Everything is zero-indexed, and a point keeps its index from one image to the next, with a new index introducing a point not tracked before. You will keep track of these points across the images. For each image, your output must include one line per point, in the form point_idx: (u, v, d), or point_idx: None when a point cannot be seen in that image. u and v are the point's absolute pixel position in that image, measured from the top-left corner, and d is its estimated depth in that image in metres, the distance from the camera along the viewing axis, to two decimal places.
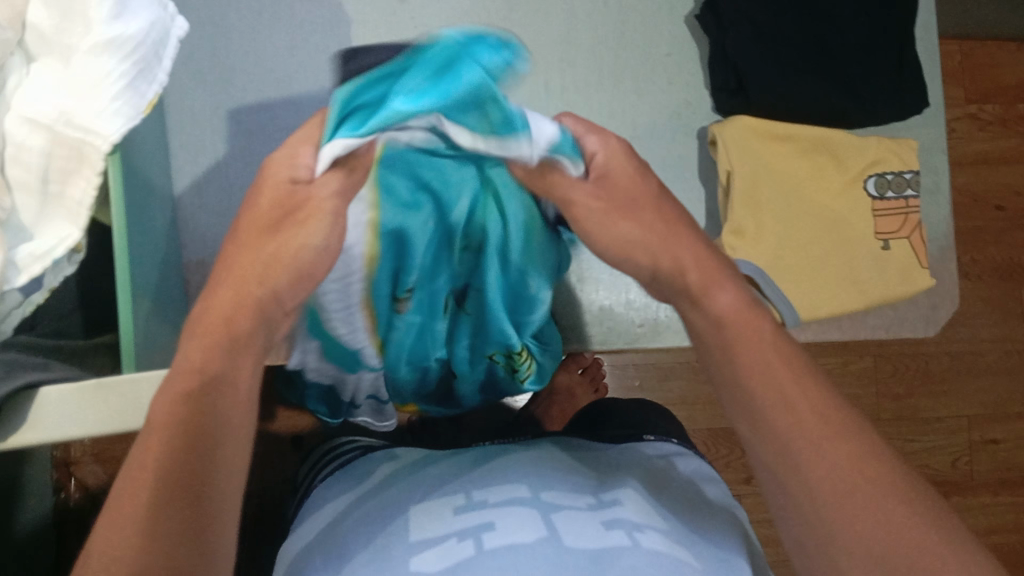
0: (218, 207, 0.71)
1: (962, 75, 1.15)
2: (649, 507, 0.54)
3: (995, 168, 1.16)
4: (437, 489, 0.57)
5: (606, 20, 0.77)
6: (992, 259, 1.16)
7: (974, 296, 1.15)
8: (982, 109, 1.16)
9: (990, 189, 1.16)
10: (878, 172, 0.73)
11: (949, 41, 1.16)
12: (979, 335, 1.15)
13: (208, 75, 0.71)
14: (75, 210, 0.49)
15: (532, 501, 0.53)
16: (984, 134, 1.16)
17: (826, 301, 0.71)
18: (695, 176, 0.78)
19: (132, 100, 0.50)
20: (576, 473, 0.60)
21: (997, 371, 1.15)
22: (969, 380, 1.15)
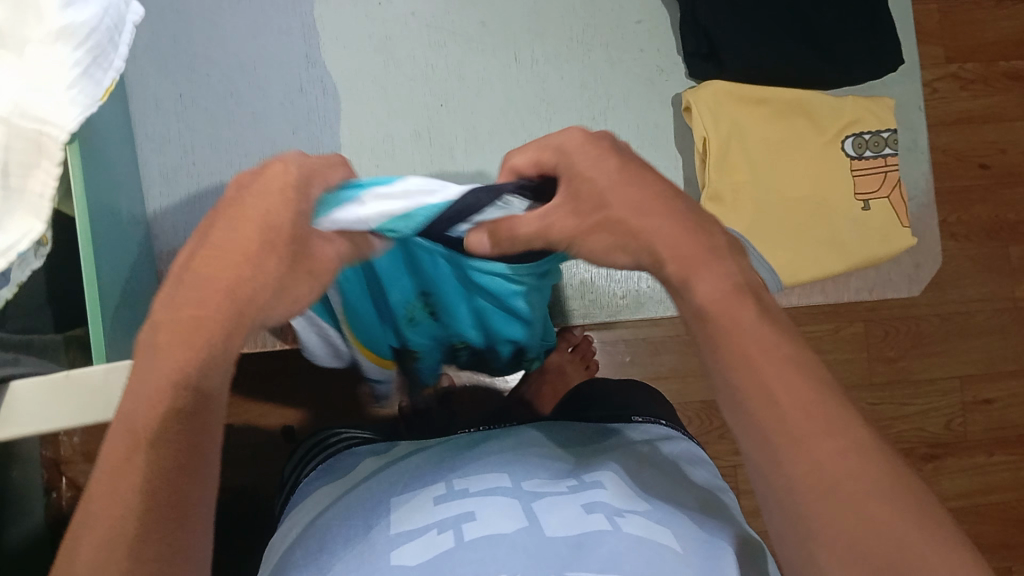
0: (187, 198, 0.69)
1: (943, 34, 1.15)
2: (629, 489, 0.54)
3: (979, 127, 1.15)
4: (418, 481, 0.57)
5: None
6: (977, 218, 1.15)
7: (962, 255, 1.15)
8: (963, 68, 1.15)
9: (974, 148, 1.15)
10: (856, 132, 0.72)
11: (927, 1, 1.15)
12: (968, 294, 1.15)
13: (170, 64, 0.70)
14: (34, 202, 0.48)
15: (512, 491, 0.53)
16: (967, 93, 1.15)
17: (805, 266, 0.71)
18: (672, 143, 0.77)
19: (87, 89, 0.50)
20: (558, 462, 0.60)
21: (987, 329, 1.15)
22: (959, 341, 1.15)
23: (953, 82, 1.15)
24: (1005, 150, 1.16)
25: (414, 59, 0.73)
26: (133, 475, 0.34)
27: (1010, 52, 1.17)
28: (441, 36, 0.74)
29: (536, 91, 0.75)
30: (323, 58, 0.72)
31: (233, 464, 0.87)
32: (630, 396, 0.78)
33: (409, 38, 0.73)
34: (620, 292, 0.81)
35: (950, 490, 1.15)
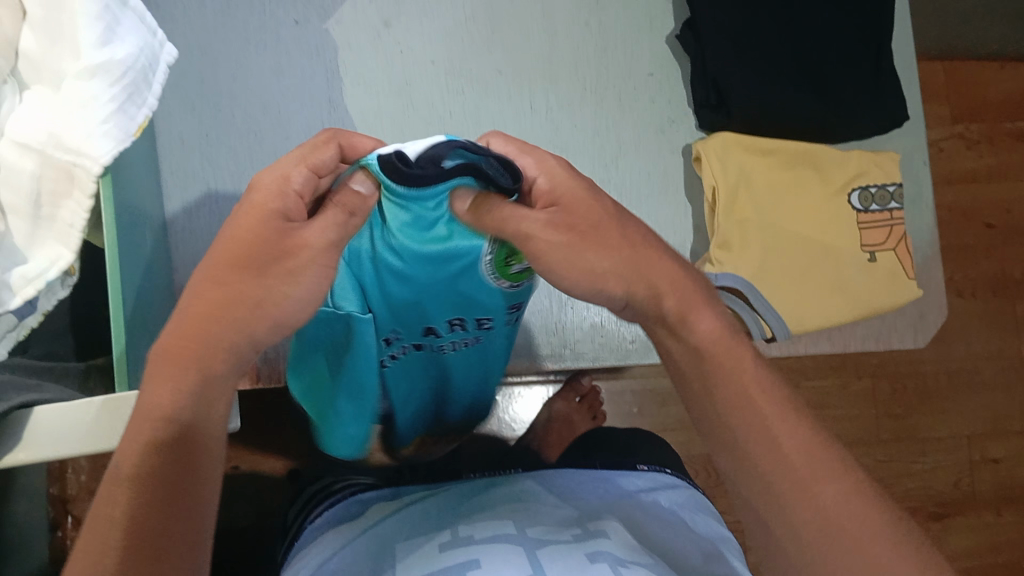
0: (205, 234, 0.71)
1: (948, 94, 1.17)
2: (634, 542, 0.54)
3: (984, 185, 1.17)
4: (425, 530, 0.58)
5: (588, 42, 0.78)
6: (983, 275, 1.16)
7: (968, 312, 1.16)
8: (969, 128, 1.18)
9: (980, 207, 1.17)
10: (862, 185, 0.73)
11: (933, 62, 1.17)
12: (974, 352, 1.15)
13: (196, 104, 0.72)
14: (64, 233, 0.50)
15: (517, 538, 0.54)
16: (973, 153, 1.17)
17: (813, 309, 0.71)
18: (680, 191, 0.78)
19: (121, 123, 0.51)
20: (565, 509, 0.60)
21: (993, 387, 1.16)
22: (966, 398, 1.15)
23: (959, 141, 1.17)
24: (1010, 209, 1.18)
25: (431, 105, 0.75)
26: (116, 505, 0.38)
27: (1014, 113, 1.19)
28: (458, 84, 0.76)
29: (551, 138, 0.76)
30: (345, 101, 0.74)
31: (239, 505, 0.87)
32: (635, 444, 0.79)
33: (427, 85, 0.75)
34: (629, 336, 0.74)
35: (958, 549, 1.14)
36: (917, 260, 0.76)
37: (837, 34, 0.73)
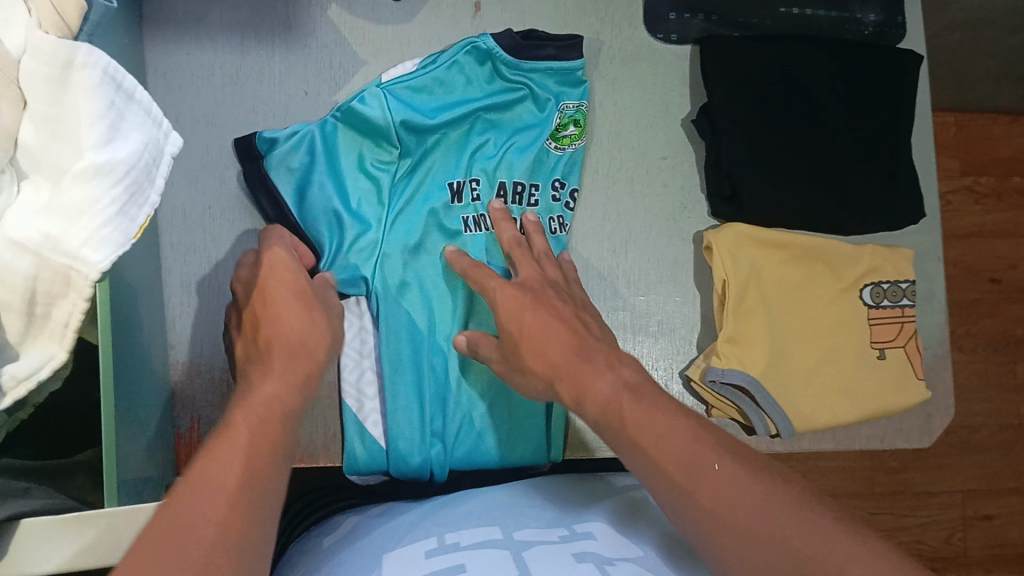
0: (203, 309, 0.67)
1: (958, 148, 1.16)
2: (620, 539, 0.53)
3: (990, 242, 1.16)
4: (408, 535, 0.55)
5: (603, 121, 0.74)
6: (986, 331, 1.15)
7: (969, 368, 1.15)
8: (978, 181, 1.17)
9: (984, 262, 1.16)
10: (873, 281, 0.72)
11: (945, 112, 1.16)
12: (973, 409, 1.14)
13: (201, 176, 0.68)
14: (57, 334, 0.48)
15: (504, 543, 0.52)
16: (981, 208, 1.16)
17: (815, 408, 0.70)
18: (690, 279, 0.73)
19: (121, 226, 0.49)
20: (553, 510, 0.59)
21: (988, 445, 1.15)
22: (965, 454, 1.14)
23: (968, 195, 1.16)
24: (1015, 267, 1.17)
25: None
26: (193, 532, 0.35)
27: None
28: None
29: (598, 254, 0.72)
30: None
31: None
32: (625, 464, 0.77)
33: None
34: None
35: None
36: (926, 357, 0.74)
37: (854, 127, 0.72)
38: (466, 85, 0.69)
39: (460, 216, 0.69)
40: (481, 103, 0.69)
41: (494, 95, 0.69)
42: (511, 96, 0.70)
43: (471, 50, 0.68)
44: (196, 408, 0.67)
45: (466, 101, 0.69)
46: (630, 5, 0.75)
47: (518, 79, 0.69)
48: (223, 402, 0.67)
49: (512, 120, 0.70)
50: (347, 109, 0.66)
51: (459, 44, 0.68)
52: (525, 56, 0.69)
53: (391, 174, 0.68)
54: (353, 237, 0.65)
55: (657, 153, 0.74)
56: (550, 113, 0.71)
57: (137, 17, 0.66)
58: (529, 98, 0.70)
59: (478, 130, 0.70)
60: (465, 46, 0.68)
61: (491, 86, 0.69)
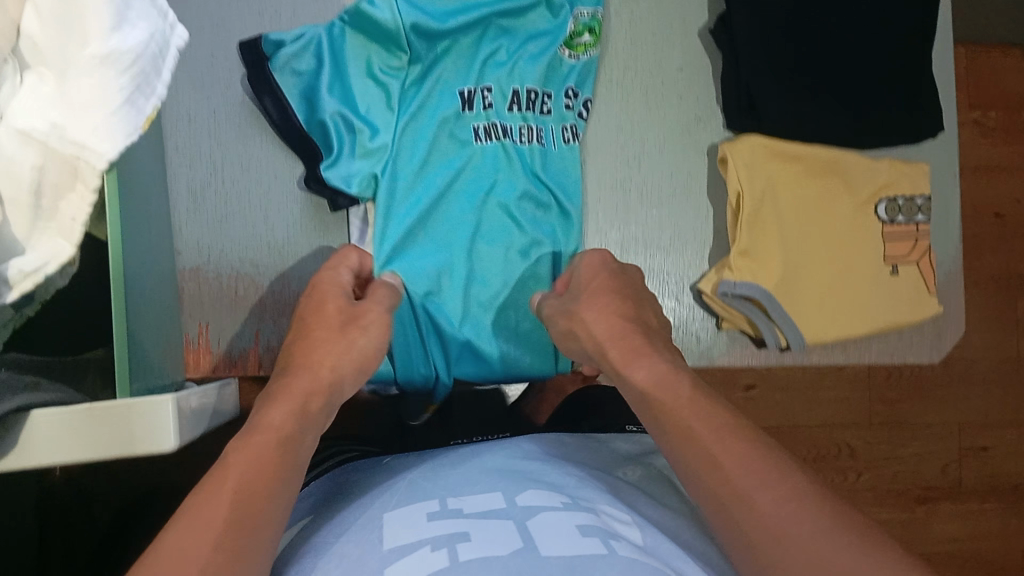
0: (210, 216, 0.66)
1: (969, 80, 1.14)
2: (626, 515, 0.49)
3: (996, 176, 1.15)
4: (407, 497, 0.51)
5: (619, 33, 0.72)
6: (988, 267, 1.14)
7: (972, 302, 1.13)
8: (985, 115, 1.15)
9: (991, 197, 1.14)
10: (888, 196, 0.71)
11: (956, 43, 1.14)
12: (973, 341, 1.13)
13: (205, 81, 0.67)
14: (66, 226, 0.45)
15: (507, 511, 0.48)
16: (988, 142, 1.15)
17: (826, 322, 0.69)
18: (703, 192, 0.72)
19: (129, 115, 0.46)
20: (554, 475, 0.54)
21: (989, 378, 1.13)
22: (965, 388, 1.13)
23: (975, 129, 1.15)
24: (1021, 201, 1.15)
25: None
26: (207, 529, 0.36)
27: None
28: None
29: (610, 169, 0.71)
30: None
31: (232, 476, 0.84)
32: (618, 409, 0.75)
33: None
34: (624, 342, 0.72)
35: (941, 536, 1.13)
36: (940, 275, 0.73)
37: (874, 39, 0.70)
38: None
39: (471, 125, 0.67)
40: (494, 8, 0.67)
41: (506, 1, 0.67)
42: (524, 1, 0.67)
43: None
44: (202, 313, 0.66)
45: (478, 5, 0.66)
46: None
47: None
48: (231, 308, 0.66)
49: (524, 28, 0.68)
50: (355, 11, 0.64)
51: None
52: None
53: (400, 83, 0.66)
54: (357, 144, 0.64)
55: (674, 64, 0.73)
56: (563, 19, 0.69)
57: None
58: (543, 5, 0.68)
59: (490, 37, 0.68)
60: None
61: None
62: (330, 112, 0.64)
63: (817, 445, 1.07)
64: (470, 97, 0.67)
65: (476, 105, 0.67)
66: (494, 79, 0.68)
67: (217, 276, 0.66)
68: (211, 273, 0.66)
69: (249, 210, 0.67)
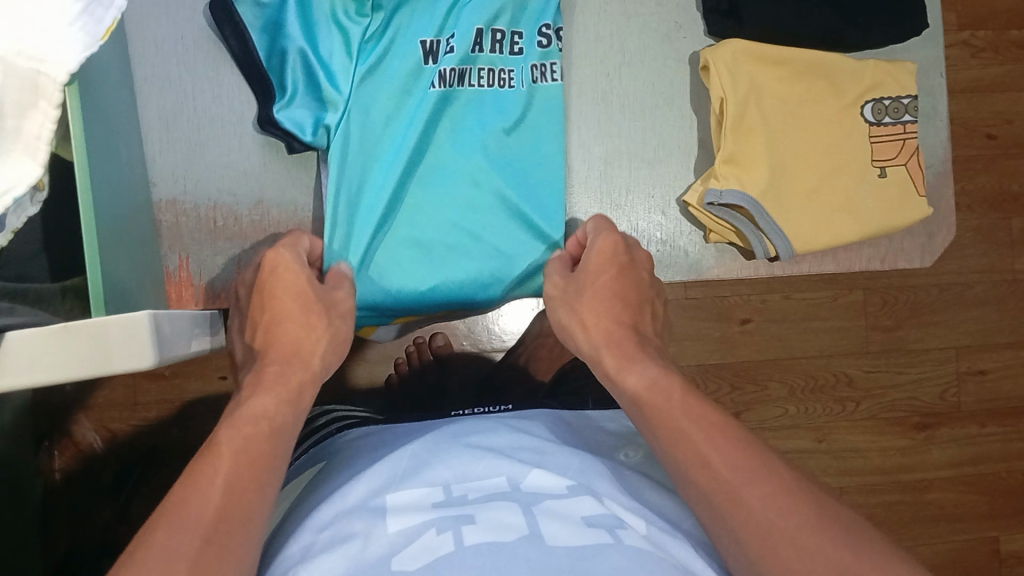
0: (184, 143, 0.65)
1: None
2: (630, 504, 0.49)
3: (988, 95, 1.08)
4: (411, 473, 0.50)
5: None
6: (981, 189, 1.08)
7: (967, 226, 1.07)
8: (975, 36, 1.08)
9: (983, 116, 1.08)
10: (875, 97, 0.70)
11: None
12: (967, 266, 1.07)
13: (171, 2, 0.65)
14: (31, 145, 0.38)
15: (513, 494, 0.47)
16: (979, 62, 1.08)
17: (815, 230, 0.68)
18: (685, 100, 0.71)
19: (89, 28, 0.41)
20: (558, 456, 0.54)
21: (985, 301, 1.08)
22: (959, 312, 1.08)
23: (963, 49, 1.07)
24: (1011, 121, 1.09)
25: None
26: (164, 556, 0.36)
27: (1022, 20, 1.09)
28: None
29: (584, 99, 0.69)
30: None
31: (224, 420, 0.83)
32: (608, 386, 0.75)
33: None
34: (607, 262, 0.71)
35: (939, 460, 1.09)
36: (928, 177, 0.72)
37: None
38: None
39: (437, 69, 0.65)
40: None
41: None
42: None
43: None
44: (181, 245, 0.65)
45: None
46: None
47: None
48: (210, 238, 0.65)
49: None
50: None
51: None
52: None
53: (362, 29, 0.63)
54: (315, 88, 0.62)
55: None
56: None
57: None
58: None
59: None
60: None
61: None
62: (290, 53, 0.62)
63: (814, 375, 1.04)
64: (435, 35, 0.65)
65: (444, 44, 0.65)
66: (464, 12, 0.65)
67: (195, 207, 0.65)
68: (189, 204, 0.65)
69: (222, 136, 0.66)
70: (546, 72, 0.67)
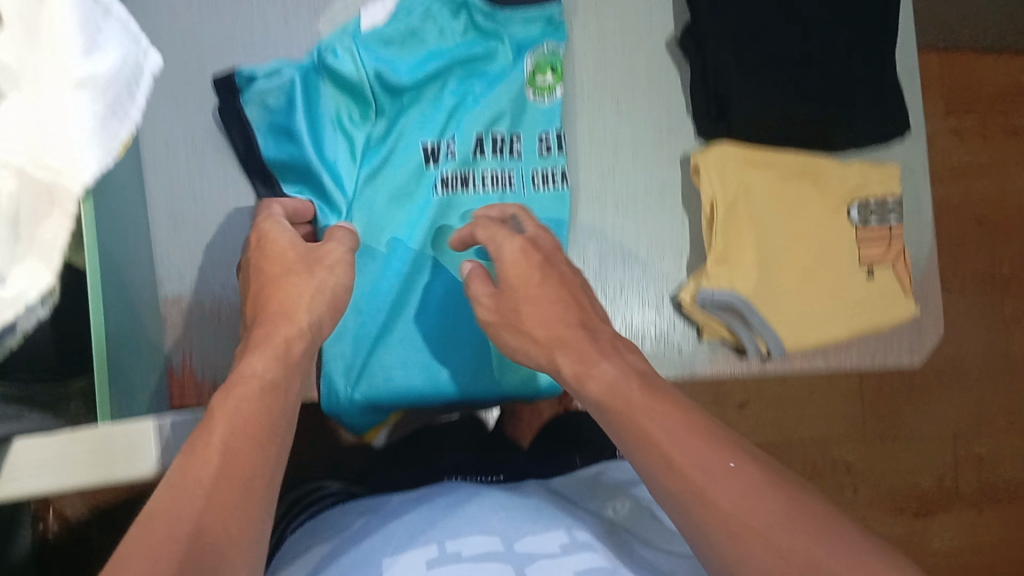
0: (192, 243, 0.67)
1: (942, 83, 1.12)
2: (618, 555, 0.51)
3: (980, 179, 1.12)
4: (406, 539, 0.51)
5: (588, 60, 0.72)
6: (973, 270, 1.10)
7: (960, 309, 1.10)
8: (964, 119, 1.13)
9: (974, 200, 1.12)
10: (861, 199, 0.72)
11: (928, 51, 1.12)
12: (964, 346, 1.09)
13: (182, 105, 0.67)
14: (43, 249, 0.40)
15: (506, 556, 0.49)
16: (967, 146, 1.13)
17: (803, 329, 0.70)
18: (677, 200, 0.72)
19: (104, 144, 0.44)
20: (549, 517, 0.54)
21: (982, 382, 1.09)
22: (954, 394, 1.09)
23: (953, 135, 1.13)
24: (1001, 205, 1.12)
25: None
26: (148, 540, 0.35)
27: (1010, 105, 1.15)
28: None
29: (581, 198, 0.71)
30: None
31: None
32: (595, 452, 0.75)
33: None
34: None
35: (941, 546, 1.09)
36: (915, 276, 0.74)
37: (838, 39, 0.71)
38: (444, 38, 0.68)
39: (437, 174, 0.67)
40: (459, 53, 0.68)
41: (471, 47, 0.68)
42: (491, 43, 0.68)
43: None
44: (186, 342, 0.66)
45: (443, 49, 0.67)
46: None
47: (492, 30, 0.68)
48: (215, 335, 0.67)
49: (494, 64, 0.69)
50: (320, 63, 0.65)
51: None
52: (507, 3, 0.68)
53: (365, 134, 0.67)
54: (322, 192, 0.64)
55: (643, 76, 0.73)
56: (522, 60, 0.69)
57: None
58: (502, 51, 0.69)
59: (455, 85, 0.68)
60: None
61: (464, 36, 0.68)
62: (298, 159, 0.64)
63: (813, 462, 1.04)
64: (434, 141, 0.68)
65: (443, 149, 0.68)
66: (462, 118, 0.68)
67: (200, 304, 0.67)
68: (194, 301, 0.67)
69: (227, 233, 0.67)
70: (547, 176, 0.69)
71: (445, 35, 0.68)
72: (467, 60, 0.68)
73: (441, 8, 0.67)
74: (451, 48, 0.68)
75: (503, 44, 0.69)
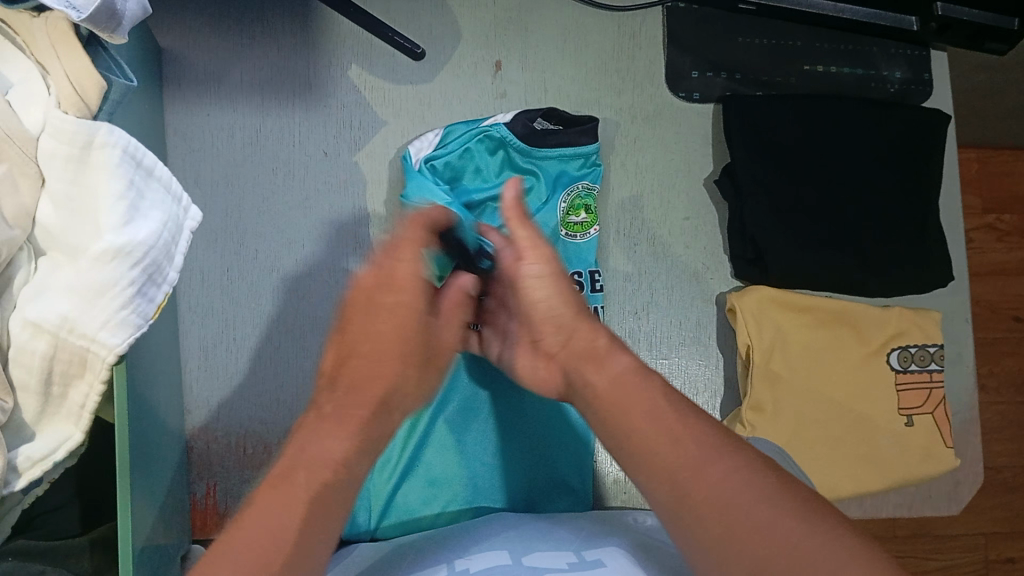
0: (222, 372, 0.66)
1: (980, 184, 1.09)
2: (637, 560, 0.49)
3: (1015, 279, 1.09)
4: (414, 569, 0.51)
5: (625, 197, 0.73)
6: (1009, 370, 1.08)
7: (993, 410, 1.07)
8: (1001, 219, 1.09)
9: (1008, 299, 1.08)
10: (901, 345, 0.71)
11: (967, 149, 1.09)
12: (993, 450, 1.06)
13: (219, 238, 0.67)
14: (75, 414, 0.45)
15: (514, 569, 0.48)
16: (1005, 245, 1.09)
17: (838, 477, 0.68)
18: (713, 339, 0.72)
19: (140, 309, 0.45)
20: (555, 537, 0.54)
21: (1013, 487, 1.06)
22: (984, 496, 1.05)
23: (990, 234, 1.09)
24: None
25: None
26: None
27: None
28: None
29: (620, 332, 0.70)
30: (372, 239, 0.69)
31: None
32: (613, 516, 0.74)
33: None
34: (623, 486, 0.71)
35: None
36: (955, 424, 0.73)
37: (877, 188, 0.71)
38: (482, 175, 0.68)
39: None
40: (498, 189, 0.68)
41: (508, 185, 0.68)
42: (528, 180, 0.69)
43: (484, 137, 0.67)
44: (209, 472, 0.65)
45: (480, 187, 0.68)
46: (652, 64, 0.75)
47: (530, 169, 0.68)
48: (239, 468, 0.65)
49: (531, 202, 0.69)
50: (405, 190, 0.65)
51: (471, 131, 0.67)
52: (545, 142, 0.68)
53: None
54: None
55: (680, 214, 0.73)
56: (557, 198, 0.69)
57: (157, 80, 0.66)
58: (538, 189, 0.69)
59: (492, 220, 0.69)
60: (478, 134, 0.67)
61: (500, 173, 0.69)
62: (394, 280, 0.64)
63: None
64: None
65: None
66: None
67: (227, 434, 0.65)
68: (221, 431, 0.65)
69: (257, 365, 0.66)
70: None
71: (480, 172, 0.68)
72: (503, 198, 0.68)
73: (480, 145, 0.67)
74: (487, 186, 0.68)
75: (541, 182, 0.69)
